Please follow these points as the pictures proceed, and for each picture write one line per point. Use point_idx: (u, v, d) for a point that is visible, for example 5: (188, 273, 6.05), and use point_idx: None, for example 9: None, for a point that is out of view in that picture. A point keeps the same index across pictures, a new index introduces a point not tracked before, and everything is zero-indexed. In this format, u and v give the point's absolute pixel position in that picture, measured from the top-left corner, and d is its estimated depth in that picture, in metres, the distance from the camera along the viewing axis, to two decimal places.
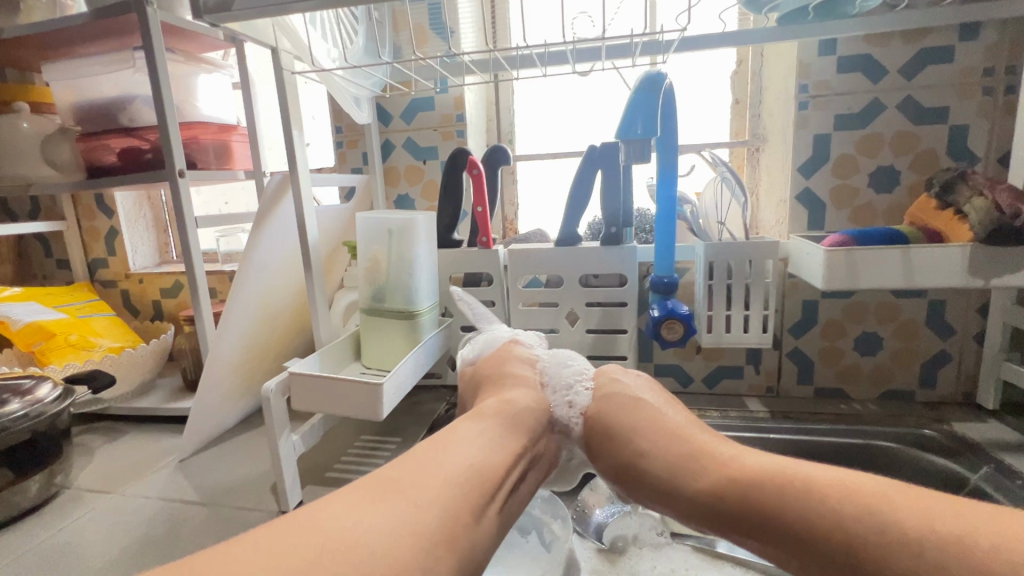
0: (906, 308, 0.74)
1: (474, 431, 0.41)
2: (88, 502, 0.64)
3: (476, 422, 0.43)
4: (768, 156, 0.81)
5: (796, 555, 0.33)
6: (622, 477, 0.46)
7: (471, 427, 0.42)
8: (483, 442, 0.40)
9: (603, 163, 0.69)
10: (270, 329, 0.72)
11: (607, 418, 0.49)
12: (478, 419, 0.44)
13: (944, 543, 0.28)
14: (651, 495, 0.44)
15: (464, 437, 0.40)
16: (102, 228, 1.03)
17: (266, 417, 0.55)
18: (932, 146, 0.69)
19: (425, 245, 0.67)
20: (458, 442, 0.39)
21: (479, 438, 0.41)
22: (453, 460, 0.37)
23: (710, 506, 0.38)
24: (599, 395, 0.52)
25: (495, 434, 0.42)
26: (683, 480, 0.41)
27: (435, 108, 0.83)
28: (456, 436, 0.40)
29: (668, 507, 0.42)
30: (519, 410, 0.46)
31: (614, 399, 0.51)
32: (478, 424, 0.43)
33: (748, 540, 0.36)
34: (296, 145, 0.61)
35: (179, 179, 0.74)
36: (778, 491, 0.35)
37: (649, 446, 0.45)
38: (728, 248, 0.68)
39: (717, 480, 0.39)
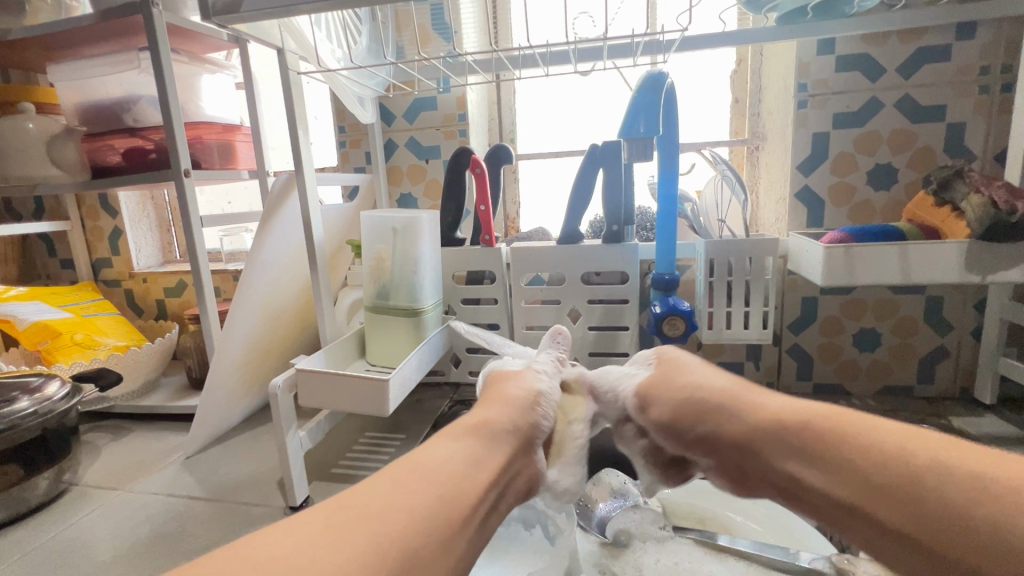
0: (904, 304, 0.75)
1: (448, 457, 0.39)
2: (96, 499, 0.65)
3: (454, 447, 0.41)
4: (768, 154, 0.82)
5: (845, 480, 0.35)
6: (677, 417, 0.49)
7: (446, 455, 0.40)
8: (452, 476, 0.38)
9: (605, 162, 0.70)
10: (275, 327, 0.72)
11: (677, 373, 0.52)
12: (456, 444, 0.42)
13: (1002, 479, 0.30)
14: (707, 429, 0.46)
15: (442, 465, 0.38)
16: (106, 228, 1.03)
17: (274, 413, 0.56)
18: (929, 144, 0.70)
19: (429, 243, 0.68)
20: (432, 470, 0.37)
21: (450, 467, 0.38)
22: (421, 490, 0.35)
23: (770, 431, 0.41)
24: (665, 360, 0.55)
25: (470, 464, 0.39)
26: (751, 410, 0.44)
27: (437, 108, 0.83)
28: (433, 462, 0.39)
29: (720, 438, 0.45)
30: (496, 437, 0.43)
31: (683, 359, 0.54)
32: (455, 449, 0.41)
33: (798, 464, 0.38)
34: (302, 146, 0.62)
35: (185, 179, 0.74)
36: (843, 428, 0.37)
37: (715, 391, 0.47)
38: (728, 245, 0.69)
39: (782, 415, 0.41)
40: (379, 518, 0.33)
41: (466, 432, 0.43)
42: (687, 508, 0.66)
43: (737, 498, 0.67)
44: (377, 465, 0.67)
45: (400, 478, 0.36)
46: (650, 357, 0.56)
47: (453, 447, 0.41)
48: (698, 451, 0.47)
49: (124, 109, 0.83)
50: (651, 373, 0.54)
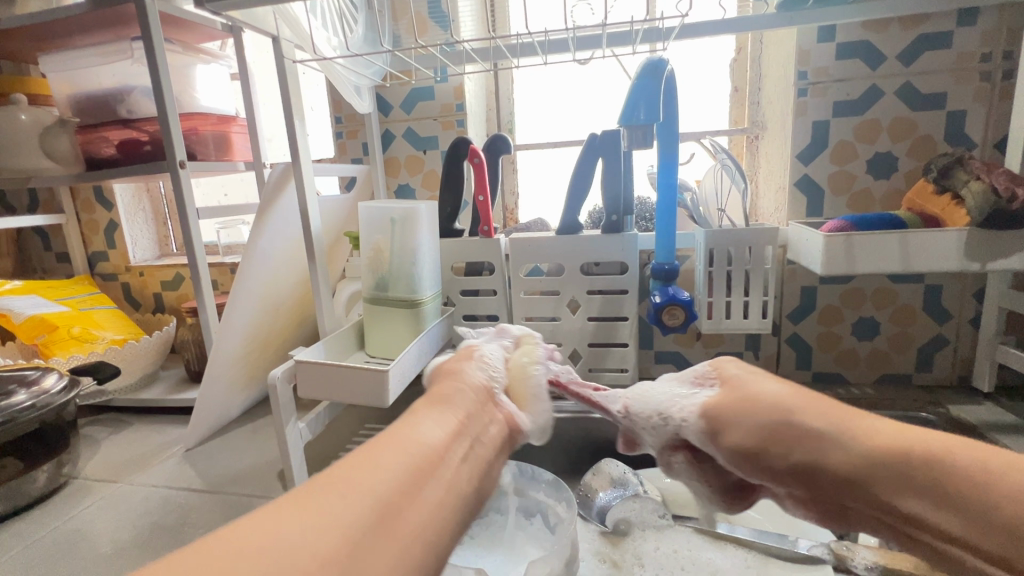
0: (903, 292, 0.75)
1: (420, 426, 0.34)
2: (96, 492, 0.65)
3: (422, 416, 0.36)
4: (767, 143, 0.81)
5: (996, 532, 0.30)
6: (756, 445, 0.39)
7: (417, 425, 0.35)
8: (423, 443, 0.33)
9: (604, 151, 0.69)
10: (273, 319, 0.72)
11: (741, 386, 0.42)
12: (423, 413, 0.37)
13: None
14: (799, 459, 0.37)
15: (415, 434, 0.33)
16: (102, 221, 1.03)
17: (273, 405, 0.56)
18: (929, 132, 0.69)
19: (427, 233, 0.67)
20: (401, 440, 0.33)
21: (422, 434, 0.34)
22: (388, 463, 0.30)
23: (892, 467, 0.33)
24: (720, 377, 0.45)
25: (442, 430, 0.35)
26: (858, 435, 0.36)
27: (434, 97, 0.83)
28: (400, 432, 0.33)
29: (820, 472, 0.36)
30: (465, 400, 0.39)
31: (737, 369, 0.44)
32: (424, 417, 0.36)
33: (935, 509, 0.32)
34: (299, 136, 0.62)
35: (180, 171, 0.74)
36: (982, 462, 0.31)
37: (802, 407, 0.38)
38: (728, 235, 0.68)
39: (902, 442, 0.34)
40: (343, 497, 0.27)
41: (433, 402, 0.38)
42: (687, 495, 0.67)
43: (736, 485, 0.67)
44: None
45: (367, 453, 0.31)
46: (707, 371, 0.47)
47: (420, 416, 0.36)
48: (784, 482, 0.38)
49: (117, 100, 0.82)
50: (717, 392, 0.44)
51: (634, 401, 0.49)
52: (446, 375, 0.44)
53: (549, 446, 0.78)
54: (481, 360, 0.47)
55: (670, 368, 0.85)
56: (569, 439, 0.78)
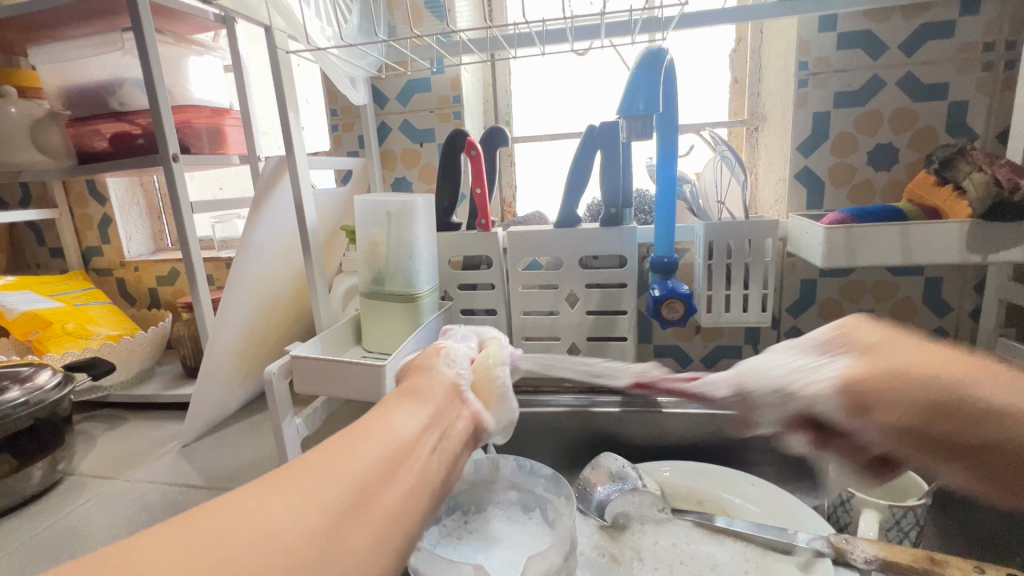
0: (903, 285, 0.75)
1: (392, 417, 0.34)
2: (92, 488, 0.64)
3: (397, 406, 0.36)
4: (767, 135, 0.81)
5: None
6: (919, 421, 0.40)
7: (390, 417, 0.34)
8: (395, 435, 0.33)
9: (603, 143, 0.68)
10: (270, 315, 0.71)
11: (892, 358, 0.41)
12: (397, 405, 0.36)
13: None
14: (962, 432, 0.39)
15: (386, 425, 0.33)
16: (95, 215, 1.02)
17: (270, 401, 0.55)
18: (930, 123, 0.69)
19: (424, 227, 0.67)
20: (373, 431, 0.32)
21: (395, 425, 0.33)
22: (359, 454, 0.30)
23: None
24: (865, 344, 0.44)
25: (415, 422, 0.35)
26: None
27: (431, 89, 0.82)
28: (373, 422, 0.33)
29: (983, 442, 0.39)
30: (436, 395, 0.39)
31: (888, 335, 0.43)
32: (398, 408, 0.36)
33: None
34: (293, 128, 0.61)
35: (173, 164, 0.73)
36: None
37: (965, 376, 0.39)
38: (727, 228, 0.68)
39: None
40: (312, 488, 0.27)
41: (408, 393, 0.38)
42: (685, 489, 0.66)
43: (734, 478, 0.67)
44: None
45: (338, 444, 0.31)
46: (833, 337, 0.46)
47: (394, 408, 0.36)
48: (930, 449, 0.41)
49: (109, 93, 0.81)
50: (856, 361, 0.43)
51: (750, 377, 0.51)
52: (420, 368, 0.43)
53: (548, 440, 0.78)
54: (448, 355, 0.44)
55: (669, 362, 0.85)
56: (568, 433, 0.77)
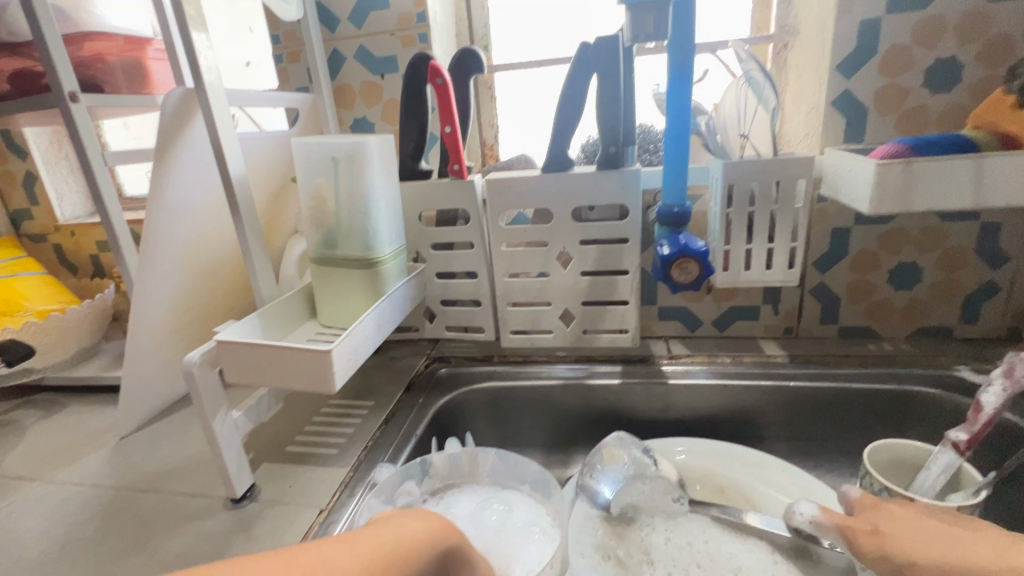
0: (953, 233, 0.64)
1: (404, 532, 0.29)
2: (13, 492, 0.56)
3: (422, 523, 0.30)
4: (798, 54, 0.67)
5: None
6: None
7: (409, 538, 0.29)
8: (394, 564, 0.27)
9: (599, 62, 0.55)
10: (205, 287, 0.60)
11: None
12: (422, 517, 0.31)
13: None
14: None
15: (399, 544, 0.28)
16: (18, 173, 0.89)
17: (194, 395, 0.46)
18: (1006, 30, 0.55)
19: (381, 176, 0.55)
20: (378, 547, 0.27)
21: (401, 553, 0.28)
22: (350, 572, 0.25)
23: None
24: None
25: (421, 562, 0.29)
26: None
27: (389, 6, 0.67)
28: (385, 539, 0.28)
29: None
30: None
31: None
32: (422, 528, 0.30)
33: None
34: (200, 49, 0.47)
35: (73, 105, 0.59)
36: None
37: None
38: (750, 167, 0.56)
39: None
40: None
41: (442, 517, 0.32)
42: (700, 474, 0.58)
43: (759, 462, 0.58)
44: (337, 441, 0.58)
45: (338, 547, 0.26)
46: None
47: (417, 519, 0.30)
48: None
49: None
50: None
51: None
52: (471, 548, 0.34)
53: (538, 419, 0.69)
54: None
55: (674, 326, 0.75)
56: (561, 410, 0.68)
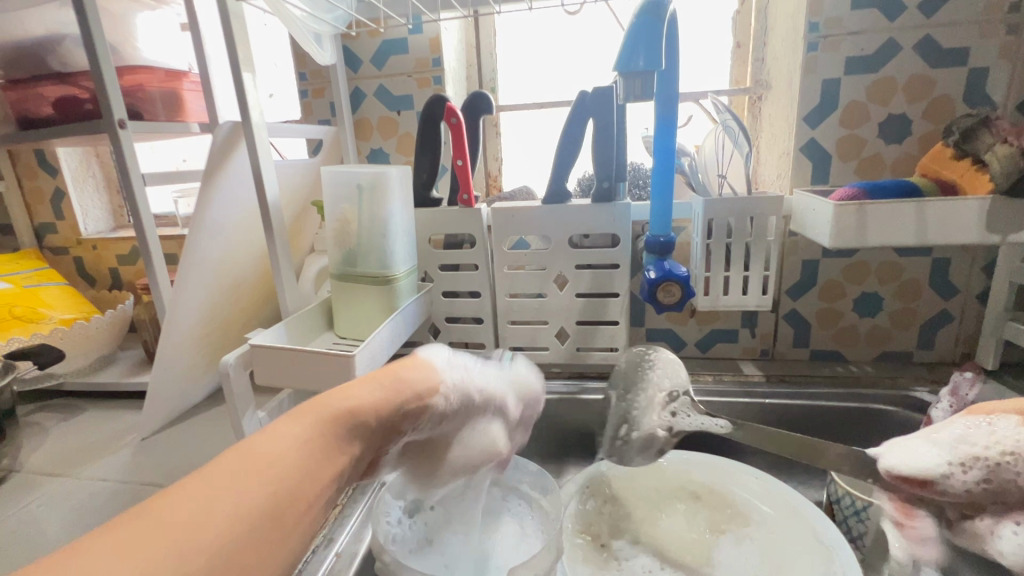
0: (909, 267, 0.71)
1: (293, 434, 0.30)
2: (41, 487, 0.60)
3: (297, 420, 0.31)
4: (771, 104, 0.75)
5: None
6: None
7: (293, 429, 0.30)
8: (294, 459, 0.29)
9: (596, 109, 0.62)
10: (231, 298, 0.66)
11: None
12: (301, 417, 0.31)
13: None
14: None
15: (284, 440, 0.29)
16: (47, 189, 0.94)
17: (227, 395, 0.50)
18: (947, 92, 0.64)
19: (399, 202, 0.61)
20: (270, 451, 0.28)
21: (302, 447, 0.29)
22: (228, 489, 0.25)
23: None
24: None
25: (315, 445, 0.30)
26: None
27: (408, 51, 0.75)
28: (258, 449, 0.28)
29: None
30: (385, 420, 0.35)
31: None
32: (302, 426, 0.30)
33: None
34: (248, 89, 0.53)
35: (120, 131, 0.65)
36: None
37: None
38: (727, 204, 0.63)
39: None
40: (165, 548, 0.22)
41: (315, 404, 0.32)
42: (678, 484, 0.62)
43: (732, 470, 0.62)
44: None
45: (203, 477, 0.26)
46: None
47: (297, 418, 0.31)
48: None
49: (48, 51, 0.72)
50: None
51: None
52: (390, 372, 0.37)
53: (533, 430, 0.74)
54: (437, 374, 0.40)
55: (661, 347, 0.81)
56: (555, 423, 0.73)
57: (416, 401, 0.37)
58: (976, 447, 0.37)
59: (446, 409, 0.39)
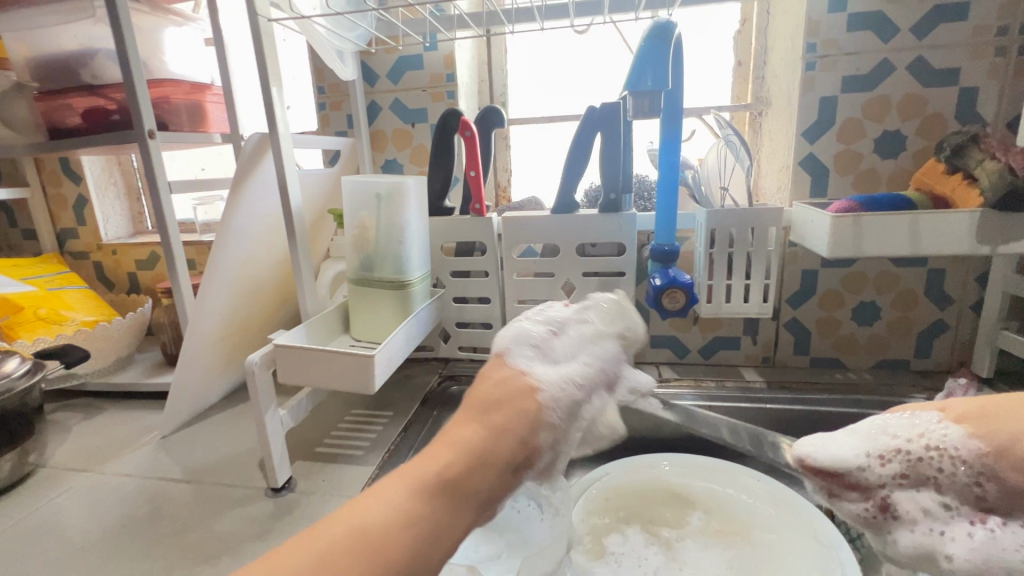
0: (905, 277, 0.73)
1: (390, 511, 0.28)
2: (66, 481, 0.62)
3: (399, 485, 0.30)
4: (771, 120, 0.78)
5: None
6: None
7: (391, 508, 0.28)
8: (389, 545, 0.27)
9: (604, 124, 0.65)
10: (251, 302, 0.68)
11: None
12: (403, 489, 0.29)
13: None
14: None
15: (380, 518, 0.28)
16: (70, 196, 0.97)
17: (252, 392, 0.53)
18: (940, 109, 0.67)
19: (415, 211, 0.64)
20: (366, 534, 0.27)
21: (398, 530, 0.28)
22: (312, 569, 0.25)
23: None
24: None
25: (410, 522, 0.28)
26: None
27: (423, 67, 0.78)
28: (359, 520, 0.28)
29: None
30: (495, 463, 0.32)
31: None
32: (403, 497, 0.29)
33: None
34: (275, 103, 0.56)
35: (149, 141, 0.69)
36: None
37: None
38: (729, 215, 0.66)
39: None
40: None
41: (419, 466, 0.31)
42: (685, 487, 0.63)
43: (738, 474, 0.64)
44: (362, 445, 0.65)
45: (310, 543, 0.26)
46: None
47: (400, 491, 0.29)
48: None
49: (80, 65, 0.76)
50: None
51: None
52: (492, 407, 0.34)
53: None
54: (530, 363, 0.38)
55: (664, 353, 0.83)
56: None
57: (524, 448, 0.33)
58: (898, 439, 0.35)
59: (557, 413, 0.36)
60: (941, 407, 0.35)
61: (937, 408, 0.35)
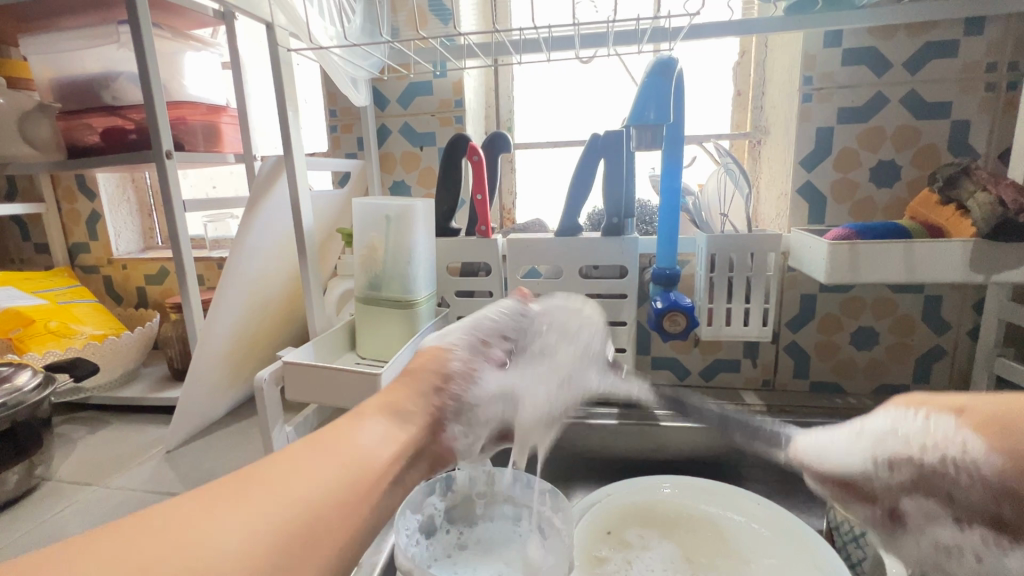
0: (903, 302, 0.75)
1: (361, 443, 0.40)
2: (71, 494, 0.62)
3: (362, 436, 0.41)
4: (770, 148, 0.81)
5: None
6: None
7: (355, 435, 0.41)
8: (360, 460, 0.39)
9: (607, 151, 0.67)
10: (260, 317, 0.70)
11: None
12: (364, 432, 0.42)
13: None
14: None
15: (355, 443, 0.40)
16: (84, 211, 0.99)
17: (260, 407, 0.54)
18: (932, 141, 0.69)
19: (423, 231, 0.65)
20: (344, 453, 0.39)
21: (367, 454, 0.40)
22: (321, 478, 0.35)
23: None
24: None
25: (375, 459, 0.40)
26: None
27: (432, 93, 0.81)
28: (340, 449, 0.39)
29: None
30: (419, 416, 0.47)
31: None
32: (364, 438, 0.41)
33: None
34: (292, 126, 0.59)
35: (167, 161, 0.71)
36: None
37: None
38: (729, 241, 0.67)
39: None
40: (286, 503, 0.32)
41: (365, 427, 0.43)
42: (685, 509, 0.64)
43: (736, 495, 0.64)
44: None
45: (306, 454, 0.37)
46: None
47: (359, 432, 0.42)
48: None
49: (102, 86, 0.78)
50: None
51: None
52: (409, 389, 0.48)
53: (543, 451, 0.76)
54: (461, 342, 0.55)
55: (666, 374, 0.84)
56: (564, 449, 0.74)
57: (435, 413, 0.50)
58: (913, 447, 0.40)
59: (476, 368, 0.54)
60: (958, 409, 0.39)
61: (955, 410, 0.38)
